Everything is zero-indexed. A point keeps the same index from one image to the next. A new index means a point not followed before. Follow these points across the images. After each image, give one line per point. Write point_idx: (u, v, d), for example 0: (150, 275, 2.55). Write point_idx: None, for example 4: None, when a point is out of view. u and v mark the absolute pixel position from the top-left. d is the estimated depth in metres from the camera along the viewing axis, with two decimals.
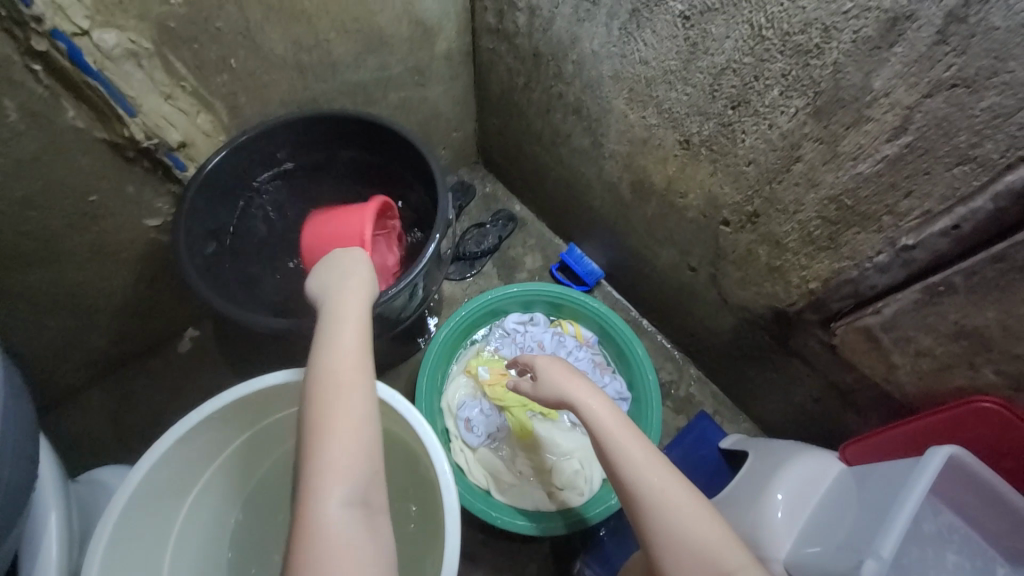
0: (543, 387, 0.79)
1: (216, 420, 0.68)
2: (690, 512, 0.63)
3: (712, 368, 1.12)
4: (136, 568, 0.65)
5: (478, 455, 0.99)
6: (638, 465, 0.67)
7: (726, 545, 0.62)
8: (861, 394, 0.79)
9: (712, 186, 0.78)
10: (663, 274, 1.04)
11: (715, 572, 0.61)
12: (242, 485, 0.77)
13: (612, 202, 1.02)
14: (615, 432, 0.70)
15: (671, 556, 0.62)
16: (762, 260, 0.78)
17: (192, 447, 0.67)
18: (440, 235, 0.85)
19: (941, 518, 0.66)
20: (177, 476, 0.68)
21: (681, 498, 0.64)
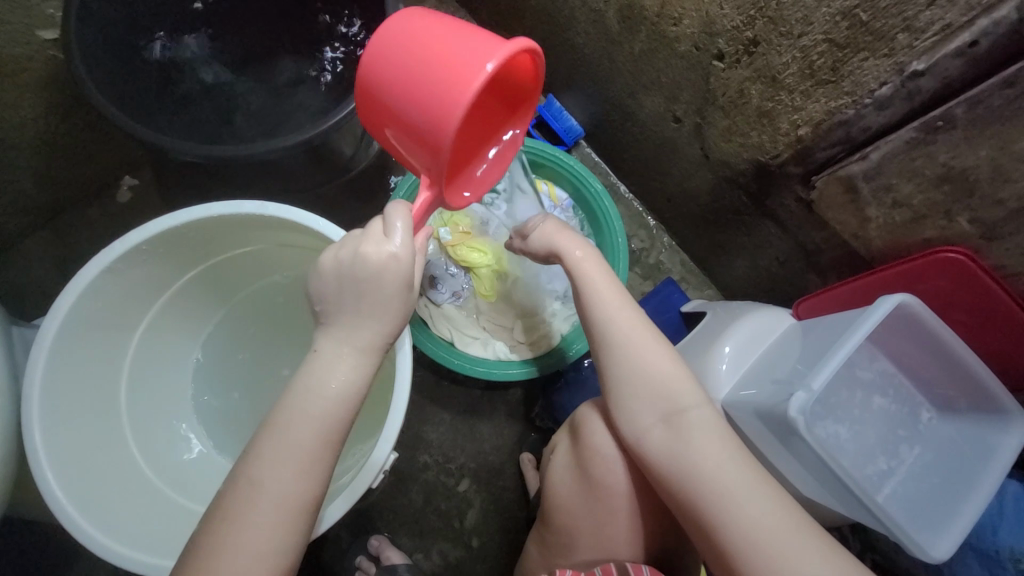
0: (532, 240, 0.77)
1: (144, 256, 0.64)
2: (656, 358, 0.66)
3: (684, 236, 1.09)
4: (89, 397, 0.65)
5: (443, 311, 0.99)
6: (614, 308, 0.69)
7: (684, 386, 0.65)
8: (827, 253, 0.78)
9: (709, 5, 0.66)
10: (646, 130, 0.95)
11: (665, 406, 0.64)
12: (191, 325, 0.78)
13: (598, 38, 0.89)
14: (591, 277, 0.70)
15: (625, 391, 0.66)
16: (753, 102, 0.70)
17: (124, 282, 0.64)
18: None
19: (877, 365, 0.70)
20: (116, 309, 0.66)
21: (643, 340, 0.67)
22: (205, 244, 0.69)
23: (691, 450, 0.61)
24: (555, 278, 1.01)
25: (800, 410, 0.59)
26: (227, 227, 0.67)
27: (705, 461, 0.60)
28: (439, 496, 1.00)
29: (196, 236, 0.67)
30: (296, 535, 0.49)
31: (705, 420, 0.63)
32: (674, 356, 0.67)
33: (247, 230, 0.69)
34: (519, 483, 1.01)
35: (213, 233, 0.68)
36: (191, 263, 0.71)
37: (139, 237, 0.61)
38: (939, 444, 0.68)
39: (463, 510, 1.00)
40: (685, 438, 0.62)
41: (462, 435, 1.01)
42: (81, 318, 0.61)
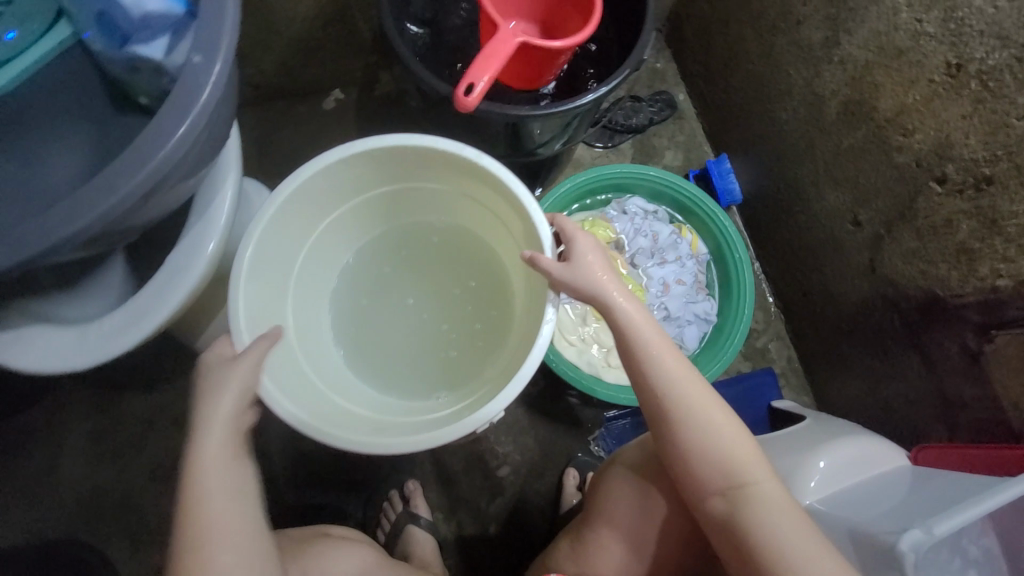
0: (575, 268, 0.67)
1: (372, 158, 0.74)
2: (720, 431, 0.67)
3: (803, 334, 1.07)
4: (280, 258, 0.76)
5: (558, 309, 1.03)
6: (671, 371, 0.68)
7: (750, 461, 0.66)
8: (969, 410, 0.74)
9: (954, 131, 0.66)
10: (814, 221, 0.95)
11: (726, 476, 0.66)
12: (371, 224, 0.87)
13: (805, 121, 0.90)
14: (643, 328, 0.68)
15: (691, 456, 0.67)
16: (957, 236, 0.69)
17: (344, 172, 0.74)
18: (626, 74, 0.77)
19: (982, 538, 0.64)
20: (323, 196, 0.76)
21: (703, 407, 0.67)
22: (416, 170, 0.78)
23: (755, 524, 0.63)
24: (670, 321, 1.02)
25: (910, 547, 0.56)
26: (427, 161, 0.76)
27: (769, 528, 0.62)
28: (478, 472, 1.02)
29: (414, 159, 0.76)
30: (239, 470, 0.59)
31: (771, 493, 0.64)
32: (738, 426, 0.68)
33: (442, 168, 0.77)
34: (553, 494, 1.02)
35: (425, 162, 0.77)
36: (382, 181, 0.80)
37: (361, 145, 0.71)
38: None
39: (492, 494, 1.02)
40: (747, 512, 0.64)
41: (521, 426, 1.04)
42: (303, 189, 0.72)
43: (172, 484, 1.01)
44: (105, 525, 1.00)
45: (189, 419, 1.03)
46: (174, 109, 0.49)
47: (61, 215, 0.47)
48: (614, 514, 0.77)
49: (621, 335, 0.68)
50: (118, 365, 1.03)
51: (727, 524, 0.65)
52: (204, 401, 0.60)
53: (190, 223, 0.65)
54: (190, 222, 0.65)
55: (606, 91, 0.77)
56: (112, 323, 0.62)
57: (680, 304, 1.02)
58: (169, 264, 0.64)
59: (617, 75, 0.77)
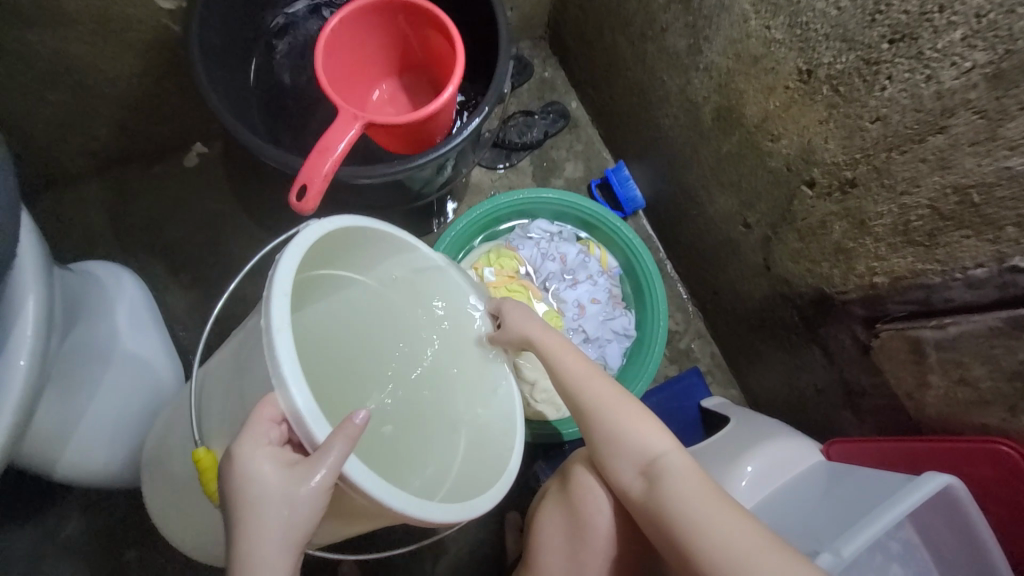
0: (505, 329, 0.74)
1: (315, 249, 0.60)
2: (631, 420, 0.69)
3: (722, 331, 1.08)
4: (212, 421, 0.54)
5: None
6: (580, 376, 0.72)
7: (656, 437, 0.68)
8: (871, 399, 0.76)
9: (816, 136, 0.66)
10: (711, 223, 0.94)
11: (640, 455, 0.67)
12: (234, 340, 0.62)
13: (686, 126, 0.89)
14: (547, 339, 0.74)
15: (609, 447, 0.69)
16: (833, 237, 0.70)
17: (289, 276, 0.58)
18: (488, 110, 0.73)
19: (903, 535, 0.64)
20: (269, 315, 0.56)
21: (608, 401, 0.70)
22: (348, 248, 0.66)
23: (671, 496, 0.63)
24: (592, 343, 0.98)
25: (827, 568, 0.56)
26: (350, 240, 0.65)
27: (679, 502, 0.62)
28: (417, 533, 0.97)
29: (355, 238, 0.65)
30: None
31: (679, 463, 0.65)
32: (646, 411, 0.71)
33: (356, 245, 0.67)
34: (499, 540, 0.98)
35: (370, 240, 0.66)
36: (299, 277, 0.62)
37: (303, 241, 0.57)
38: None
39: (437, 553, 0.97)
40: (662, 485, 0.64)
41: None
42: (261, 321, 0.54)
43: None
44: None
45: (81, 544, 0.91)
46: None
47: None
48: (551, 545, 0.74)
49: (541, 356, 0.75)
50: None
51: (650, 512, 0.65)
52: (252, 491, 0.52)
53: None
54: None
55: (469, 129, 0.73)
56: None
57: (596, 324, 0.98)
58: None
59: (478, 110, 0.74)
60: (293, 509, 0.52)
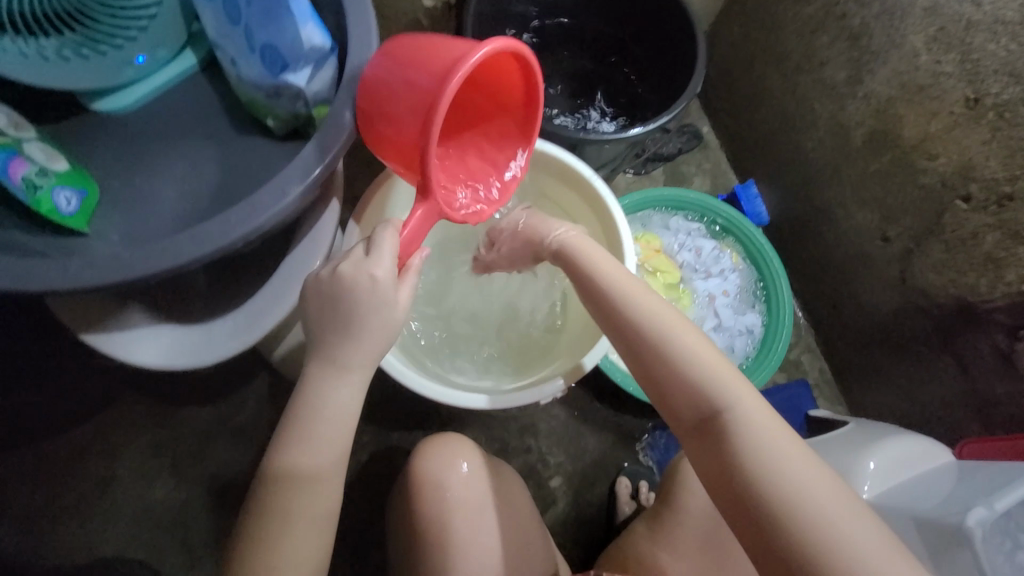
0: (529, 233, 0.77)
1: None
2: (691, 347, 0.60)
3: (834, 346, 1.13)
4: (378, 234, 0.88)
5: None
6: (624, 296, 0.66)
7: (716, 373, 0.59)
8: (1003, 406, 0.82)
9: (975, 155, 0.76)
10: (842, 238, 1.03)
11: (697, 399, 0.59)
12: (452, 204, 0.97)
13: (830, 148, 1.00)
14: (591, 255, 0.70)
15: (667, 389, 0.61)
16: (984, 248, 0.78)
17: None
18: (686, 103, 0.87)
19: None
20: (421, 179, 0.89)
21: (661, 321, 0.62)
22: None
23: (743, 449, 0.55)
24: (716, 332, 1.07)
25: (976, 523, 0.62)
26: None
27: (751, 454, 0.55)
28: (532, 481, 1.06)
29: None
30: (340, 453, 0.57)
31: (745, 414, 0.56)
32: (700, 338, 0.62)
33: None
34: (608, 504, 1.05)
35: None
36: None
37: None
38: None
39: (546, 504, 1.05)
40: (729, 437, 0.56)
41: (570, 435, 1.08)
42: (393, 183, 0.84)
43: (231, 498, 1.02)
44: (159, 542, 1.00)
45: (246, 433, 1.04)
46: (317, 160, 0.57)
47: (186, 243, 0.54)
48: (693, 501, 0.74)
49: (646, 327, 0.63)
50: (179, 380, 1.05)
51: (762, 533, 0.52)
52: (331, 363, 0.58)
53: (299, 236, 0.70)
54: (299, 235, 0.71)
55: (668, 116, 0.87)
56: (234, 322, 0.70)
57: (728, 314, 1.07)
58: (281, 273, 0.70)
59: (671, 109, 0.88)
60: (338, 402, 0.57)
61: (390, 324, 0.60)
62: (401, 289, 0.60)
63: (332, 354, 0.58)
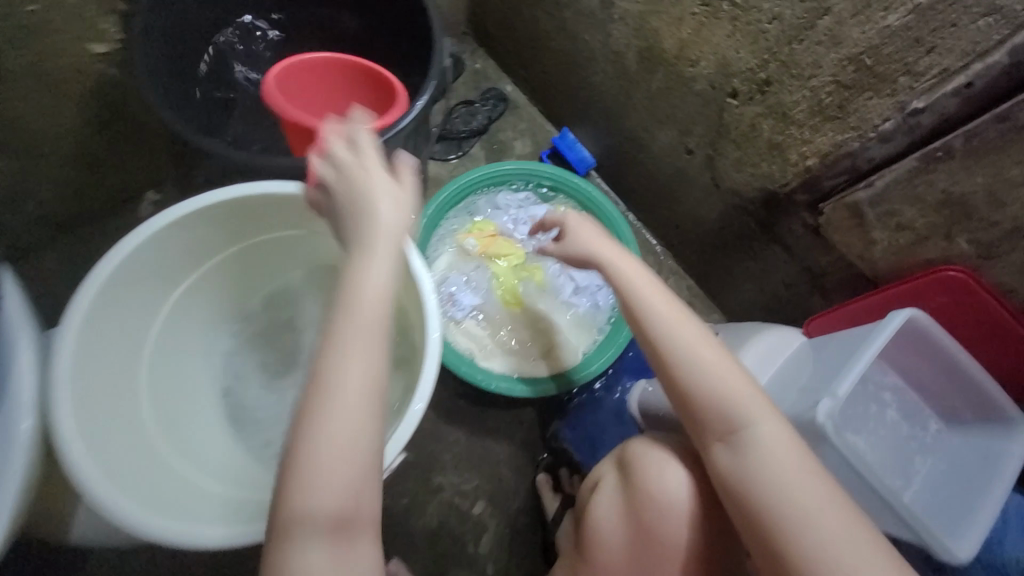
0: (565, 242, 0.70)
1: (214, 217, 0.66)
2: (721, 368, 0.58)
3: (691, 261, 1.15)
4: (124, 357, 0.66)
5: (455, 329, 0.97)
6: (668, 324, 0.60)
7: (738, 391, 0.57)
8: (832, 275, 0.84)
9: (727, 49, 0.74)
10: (658, 161, 1.02)
11: (722, 419, 0.57)
12: (237, 281, 0.77)
13: (615, 77, 0.97)
14: (633, 281, 0.64)
15: (688, 403, 0.59)
16: (764, 136, 0.77)
17: (181, 242, 0.66)
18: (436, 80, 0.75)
19: (888, 379, 0.74)
20: (162, 266, 0.67)
21: (690, 341, 0.60)
22: (262, 222, 0.70)
23: (760, 469, 0.55)
24: (576, 295, 1.03)
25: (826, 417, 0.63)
26: (239, 216, 0.68)
27: (769, 475, 0.54)
28: (453, 517, 0.98)
29: (247, 210, 0.67)
30: (367, 487, 0.48)
31: (769, 435, 0.56)
32: (733, 363, 0.59)
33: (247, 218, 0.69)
34: (535, 505, 1.00)
35: (265, 210, 0.69)
36: (231, 241, 0.71)
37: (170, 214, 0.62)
38: (945, 453, 0.71)
39: (476, 533, 0.98)
40: (748, 455, 0.56)
41: (476, 454, 1.01)
42: (115, 287, 0.62)
43: None
44: None
45: None
46: None
47: None
48: (609, 527, 0.68)
49: (665, 347, 0.60)
50: None
51: (769, 546, 0.53)
52: (340, 371, 0.48)
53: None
54: None
55: (425, 97, 0.74)
56: None
57: (581, 274, 1.03)
58: None
59: (422, 91, 0.75)
60: (360, 432, 0.47)
61: (367, 311, 0.50)
62: (371, 268, 0.51)
63: (336, 371, 0.47)
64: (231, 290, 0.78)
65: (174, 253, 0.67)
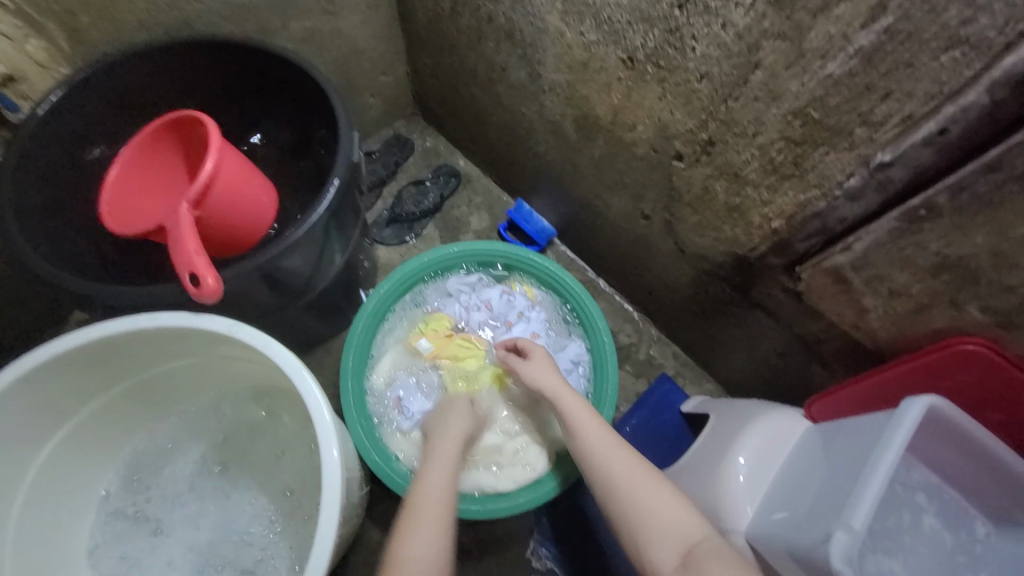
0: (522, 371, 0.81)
1: (81, 361, 0.63)
2: (661, 493, 0.64)
3: (672, 328, 1.03)
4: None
5: (402, 440, 0.86)
6: (603, 447, 0.70)
7: (686, 516, 0.62)
8: (827, 345, 0.72)
9: (661, 112, 0.67)
10: (617, 226, 0.93)
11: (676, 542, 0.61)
12: (135, 408, 0.75)
13: (558, 146, 0.90)
14: (575, 411, 0.75)
15: (643, 537, 0.63)
16: (720, 198, 0.68)
17: (46, 390, 0.63)
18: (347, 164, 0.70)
19: (915, 475, 0.59)
20: (31, 416, 0.63)
21: (628, 469, 0.67)
22: (145, 354, 0.68)
23: None
24: None
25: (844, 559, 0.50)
26: (114, 353, 0.65)
27: None
28: None
29: (122, 346, 0.65)
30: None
31: (722, 561, 0.57)
32: (670, 488, 0.65)
33: (124, 355, 0.66)
34: None
35: (143, 345, 0.66)
36: (117, 375, 0.69)
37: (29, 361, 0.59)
38: (1005, 572, 0.56)
39: None
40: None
41: None
42: None
43: None
44: None
45: None
46: None
47: None
48: None
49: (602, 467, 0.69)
50: None
51: None
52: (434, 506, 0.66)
53: None
54: None
55: (334, 186, 0.68)
56: None
57: None
58: None
59: (324, 196, 0.68)
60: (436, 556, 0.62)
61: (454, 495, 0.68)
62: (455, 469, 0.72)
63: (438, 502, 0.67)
64: (128, 419, 0.76)
65: (52, 400, 0.65)
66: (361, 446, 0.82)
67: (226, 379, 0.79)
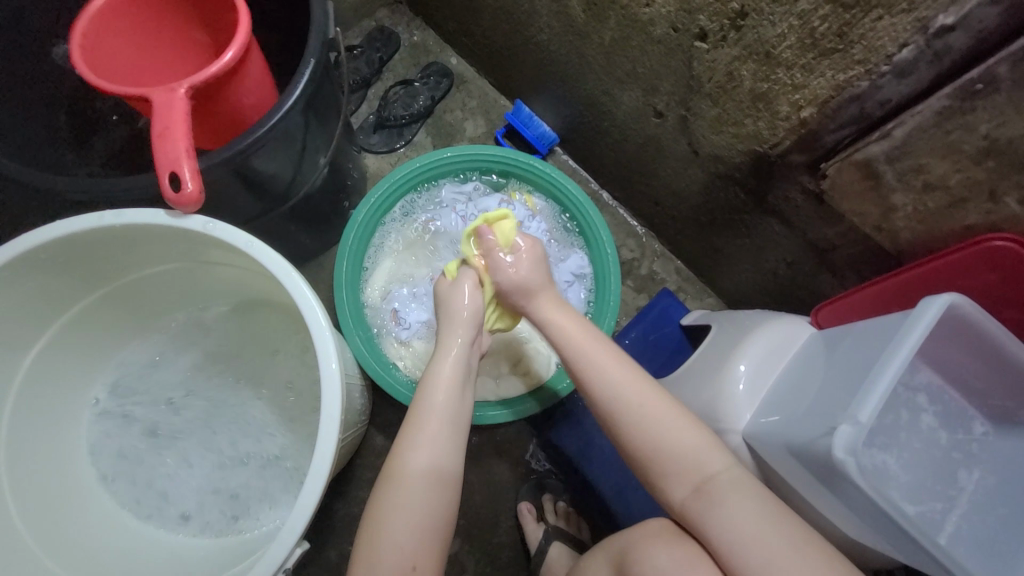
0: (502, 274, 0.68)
1: (53, 261, 0.59)
2: (680, 427, 0.59)
3: (677, 241, 0.99)
4: None
5: (400, 350, 0.86)
6: (623, 382, 0.62)
7: (702, 449, 0.59)
8: (841, 251, 0.69)
9: None
10: (625, 128, 0.85)
11: (688, 474, 0.58)
12: (119, 315, 0.73)
13: (563, 32, 0.80)
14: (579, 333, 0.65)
15: (660, 470, 0.59)
16: (745, 85, 0.61)
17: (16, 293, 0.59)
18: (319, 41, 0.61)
19: (921, 378, 0.59)
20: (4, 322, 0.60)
21: (651, 405, 0.60)
22: (123, 256, 0.65)
23: (730, 523, 0.54)
24: None
25: (844, 449, 0.50)
26: (89, 253, 0.61)
27: (740, 533, 0.53)
28: None
29: (96, 246, 0.61)
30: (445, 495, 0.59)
31: (736, 492, 0.56)
32: (687, 415, 0.61)
33: (101, 255, 0.63)
34: (519, 536, 0.89)
35: (120, 246, 0.63)
36: (96, 277, 0.66)
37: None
38: (994, 463, 0.58)
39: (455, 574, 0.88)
40: (717, 510, 0.55)
41: None
42: None
43: None
44: None
45: None
46: None
47: None
48: None
49: (612, 399, 0.62)
50: None
51: None
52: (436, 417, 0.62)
53: None
54: None
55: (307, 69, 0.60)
56: None
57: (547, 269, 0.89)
58: None
59: (298, 77, 0.60)
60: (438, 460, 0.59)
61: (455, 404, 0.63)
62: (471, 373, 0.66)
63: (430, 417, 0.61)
64: (112, 327, 0.73)
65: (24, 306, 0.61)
66: (362, 357, 0.80)
67: (213, 285, 0.77)
